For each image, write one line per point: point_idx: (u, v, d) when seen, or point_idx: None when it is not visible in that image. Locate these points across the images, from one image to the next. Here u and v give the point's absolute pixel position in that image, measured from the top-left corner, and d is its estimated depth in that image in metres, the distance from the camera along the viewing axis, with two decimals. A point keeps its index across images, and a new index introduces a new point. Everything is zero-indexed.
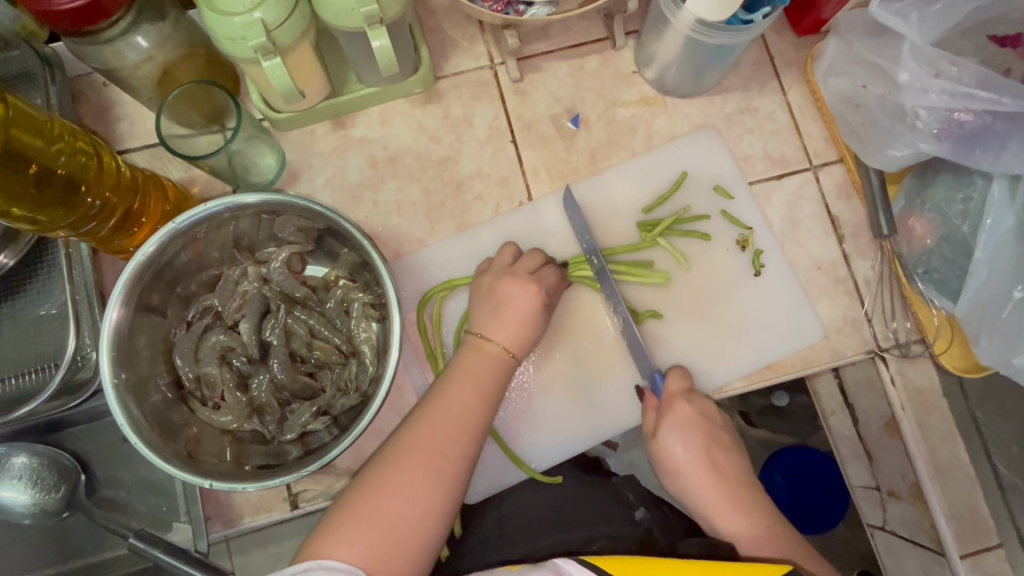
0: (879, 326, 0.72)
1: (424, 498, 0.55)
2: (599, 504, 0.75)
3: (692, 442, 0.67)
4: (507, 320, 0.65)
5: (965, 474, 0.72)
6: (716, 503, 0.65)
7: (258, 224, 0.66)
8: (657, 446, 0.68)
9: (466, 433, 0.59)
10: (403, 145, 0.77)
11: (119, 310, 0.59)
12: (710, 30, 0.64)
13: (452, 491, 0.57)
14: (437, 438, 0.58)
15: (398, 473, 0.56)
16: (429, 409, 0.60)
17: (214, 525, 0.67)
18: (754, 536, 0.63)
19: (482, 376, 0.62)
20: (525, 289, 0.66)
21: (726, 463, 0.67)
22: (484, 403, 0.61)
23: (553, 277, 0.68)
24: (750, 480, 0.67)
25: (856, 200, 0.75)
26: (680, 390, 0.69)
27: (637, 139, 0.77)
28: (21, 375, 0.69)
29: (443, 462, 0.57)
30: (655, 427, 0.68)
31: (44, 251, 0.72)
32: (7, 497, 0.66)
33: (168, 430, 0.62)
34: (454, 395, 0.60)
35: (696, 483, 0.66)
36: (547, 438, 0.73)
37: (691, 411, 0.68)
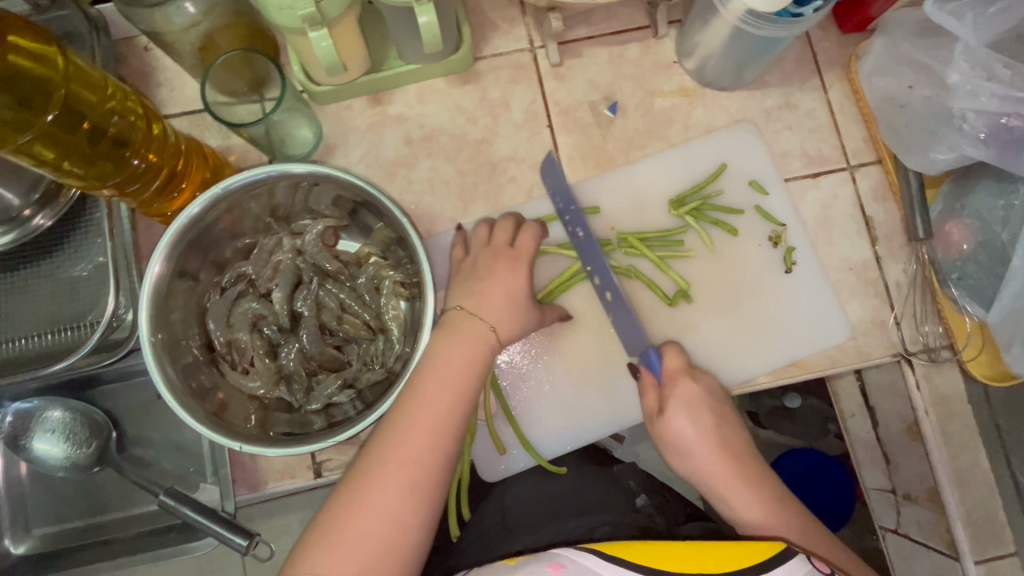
0: (908, 329, 0.72)
1: (397, 511, 0.53)
2: (597, 492, 0.74)
3: (698, 419, 0.65)
4: (492, 300, 0.63)
5: (984, 480, 0.73)
6: (725, 480, 0.63)
7: (295, 195, 0.67)
8: (664, 423, 0.66)
9: (439, 438, 0.55)
10: (439, 125, 0.77)
11: (160, 268, 0.60)
12: (759, 20, 0.63)
13: (430, 499, 0.54)
14: (407, 447, 0.54)
15: (369, 488, 0.53)
16: (403, 415, 0.56)
17: (240, 488, 0.68)
18: (767, 515, 0.61)
19: (456, 372, 0.58)
20: (507, 279, 0.64)
21: (730, 437, 0.65)
22: (459, 403, 0.57)
23: (532, 238, 0.67)
24: (756, 456, 0.65)
25: (892, 203, 0.75)
26: (679, 366, 0.68)
27: (674, 130, 0.77)
28: (57, 333, 0.71)
29: (417, 470, 0.54)
30: (659, 406, 0.67)
31: (83, 211, 0.73)
32: (41, 449, 0.68)
33: (198, 390, 0.63)
34: (427, 399, 0.57)
35: (702, 461, 0.64)
36: (555, 426, 0.73)
37: (695, 387, 0.66)
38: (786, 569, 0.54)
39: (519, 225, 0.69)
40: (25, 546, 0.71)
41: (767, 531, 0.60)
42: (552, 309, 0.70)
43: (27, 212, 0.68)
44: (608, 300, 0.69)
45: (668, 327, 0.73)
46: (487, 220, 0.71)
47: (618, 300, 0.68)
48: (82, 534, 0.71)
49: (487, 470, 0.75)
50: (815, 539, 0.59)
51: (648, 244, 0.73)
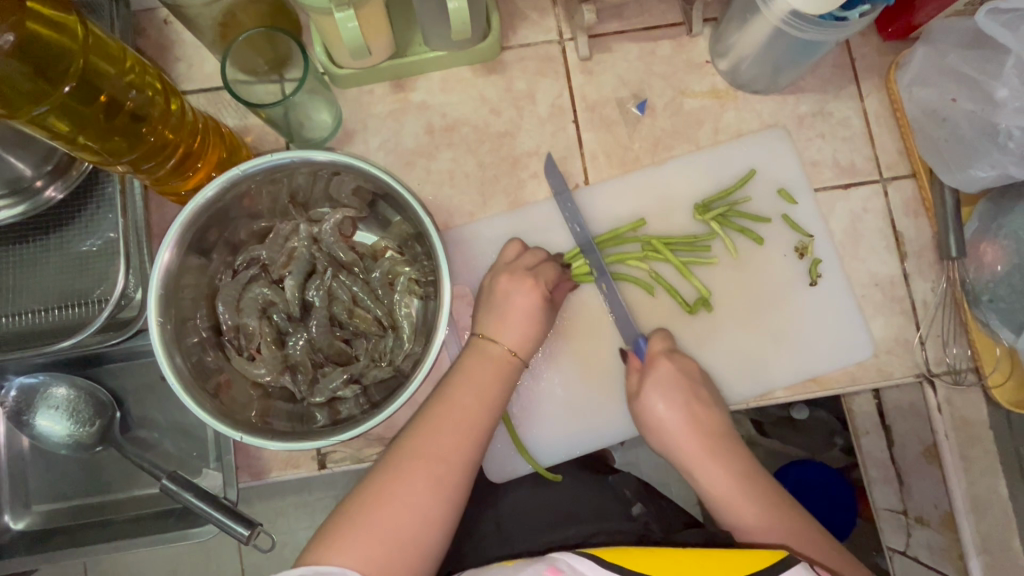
0: (933, 350, 0.70)
1: (424, 507, 0.54)
2: (593, 499, 0.73)
3: (671, 397, 0.65)
4: (511, 320, 0.64)
5: (1001, 507, 0.71)
6: (696, 456, 0.64)
7: (315, 183, 0.66)
8: (639, 404, 0.66)
9: (467, 439, 0.58)
10: (461, 115, 0.75)
11: (174, 243, 0.59)
12: (802, 23, 0.60)
13: (454, 499, 0.56)
14: (436, 447, 0.57)
15: (397, 481, 0.55)
16: (432, 415, 0.59)
17: (243, 476, 0.67)
18: (734, 487, 0.62)
19: (484, 379, 0.61)
20: (525, 287, 0.65)
21: (706, 416, 0.65)
22: (487, 409, 0.60)
23: (551, 268, 0.67)
24: (732, 433, 0.66)
25: (925, 218, 0.72)
26: (662, 349, 0.68)
27: (703, 133, 0.75)
28: (64, 308, 0.69)
29: (445, 468, 0.56)
30: (638, 387, 0.67)
31: (94, 186, 0.71)
32: (44, 426, 0.67)
33: (202, 373, 0.62)
34: (456, 403, 0.59)
35: (677, 439, 0.65)
36: (555, 432, 0.72)
37: (672, 368, 0.66)
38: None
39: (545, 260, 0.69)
40: (25, 522, 0.71)
41: (734, 504, 0.61)
42: (562, 285, 0.69)
43: (38, 184, 0.67)
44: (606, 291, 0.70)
45: (687, 335, 0.71)
46: (518, 240, 0.70)
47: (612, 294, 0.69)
48: (83, 512, 0.70)
49: (498, 471, 0.73)
50: (785, 517, 0.60)
51: (672, 248, 0.71)
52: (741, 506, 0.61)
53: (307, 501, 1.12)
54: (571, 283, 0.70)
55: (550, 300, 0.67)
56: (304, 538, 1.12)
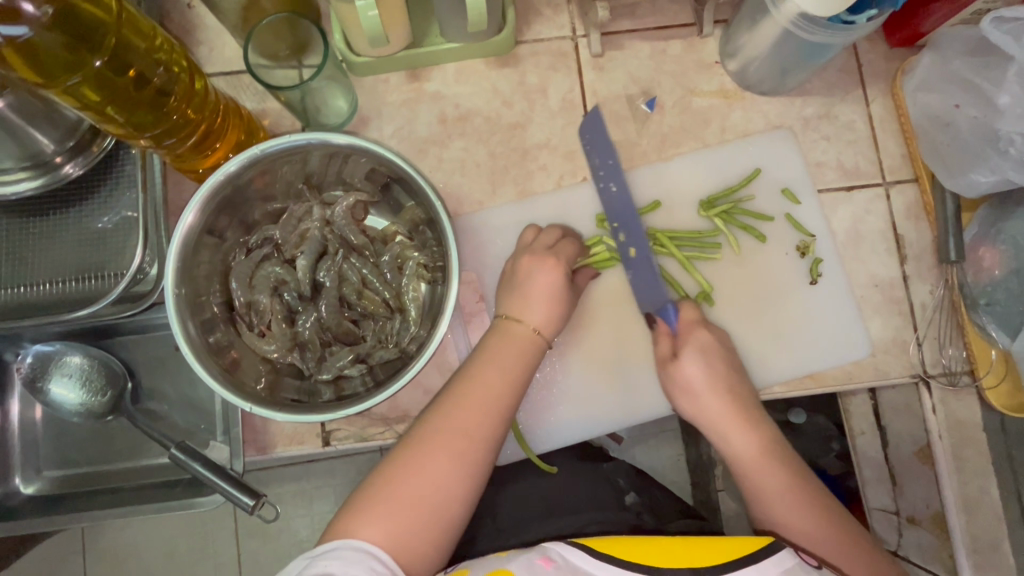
0: (930, 351, 0.71)
1: (445, 481, 0.56)
2: (587, 488, 0.75)
3: (710, 363, 0.67)
4: (533, 297, 0.65)
5: (992, 509, 0.73)
6: (725, 420, 0.66)
7: (330, 165, 0.67)
8: (674, 367, 0.67)
9: (489, 416, 0.59)
10: (474, 106, 0.77)
11: (194, 215, 0.61)
12: (811, 25, 0.62)
13: (476, 475, 0.57)
14: (460, 425, 0.58)
15: (421, 455, 0.56)
16: (456, 393, 0.59)
17: (249, 449, 0.69)
18: (758, 455, 0.64)
19: (508, 357, 0.62)
20: (546, 267, 0.66)
21: (736, 384, 0.67)
22: (510, 387, 0.60)
23: (569, 247, 0.69)
24: (758, 404, 0.68)
25: (925, 222, 0.74)
26: (694, 317, 0.69)
27: (710, 131, 0.76)
28: (79, 280, 0.71)
29: (468, 446, 0.57)
30: (673, 351, 0.68)
31: (115, 163, 0.73)
32: (58, 393, 0.69)
33: (214, 346, 0.63)
34: (481, 381, 0.60)
35: (710, 403, 0.66)
36: (564, 415, 0.73)
37: (709, 335, 0.68)
38: (776, 560, 0.54)
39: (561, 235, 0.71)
40: (34, 486, 0.73)
41: (756, 471, 0.63)
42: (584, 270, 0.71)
43: (57, 159, 0.69)
44: (631, 257, 0.70)
45: None
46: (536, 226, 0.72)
47: (642, 257, 0.69)
48: (90, 480, 0.72)
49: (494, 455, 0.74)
50: (799, 488, 0.62)
51: (677, 243, 0.72)
52: (763, 474, 0.63)
53: (306, 488, 1.14)
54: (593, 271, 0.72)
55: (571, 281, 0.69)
56: (301, 524, 1.14)
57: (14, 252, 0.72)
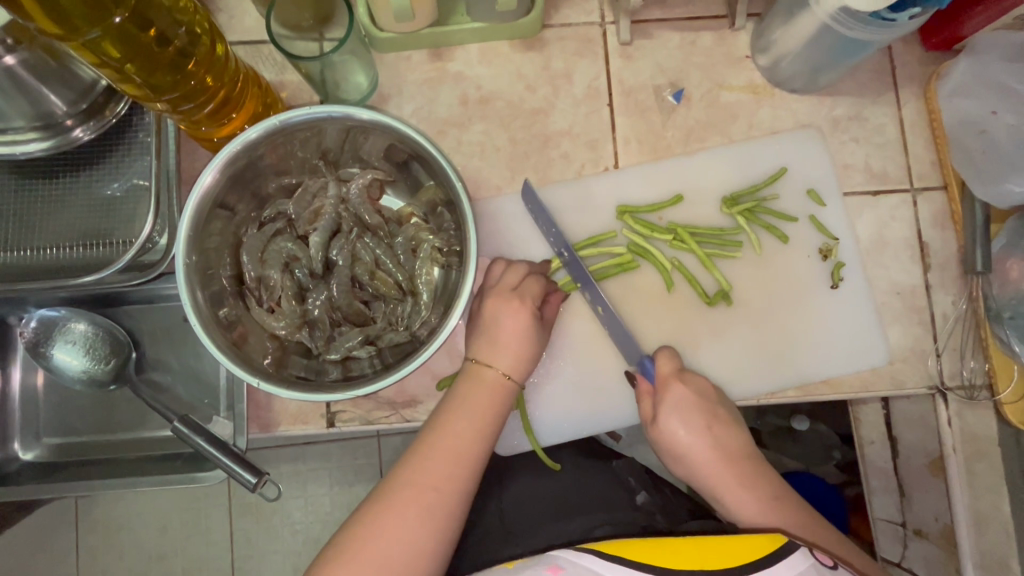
0: (950, 362, 0.70)
1: (413, 538, 0.54)
2: (598, 488, 0.75)
3: (690, 423, 0.64)
4: (502, 344, 0.63)
5: (1001, 524, 0.72)
6: (720, 480, 0.62)
7: (347, 141, 0.66)
8: (659, 432, 0.64)
9: (460, 466, 0.58)
10: (497, 88, 0.75)
11: (212, 177, 0.60)
12: (852, 21, 0.60)
13: (446, 528, 0.56)
14: (429, 476, 0.57)
15: (387, 510, 0.55)
16: (426, 442, 0.59)
17: (251, 426, 0.68)
18: (766, 516, 0.60)
19: (478, 407, 0.60)
20: (513, 308, 0.63)
21: (724, 436, 0.64)
22: (479, 437, 0.59)
23: (537, 286, 0.65)
24: (751, 447, 0.65)
25: (952, 231, 0.72)
26: (671, 370, 0.66)
27: (737, 127, 0.75)
28: (86, 246, 0.70)
29: (437, 498, 0.56)
30: (654, 412, 0.66)
31: (128, 129, 0.72)
32: (61, 359, 0.68)
33: (222, 320, 0.62)
34: (452, 430, 0.59)
35: (701, 465, 0.63)
36: (561, 413, 0.72)
37: (686, 391, 0.65)
38: (789, 563, 0.53)
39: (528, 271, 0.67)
40: (33, 453, 0.72)
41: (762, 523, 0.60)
42: (552, 298, 0.68)
43: (68, 122, 0.67)
44: (602, 314, 0.69)
45: (703, 324, 0.71)
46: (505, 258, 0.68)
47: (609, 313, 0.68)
48: (90, 449, 0.71)
49: (503, 444, 0.72)
50: (807, 532, 0.59)
51: (698, 239, 0.71)
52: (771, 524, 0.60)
53: (301, 470, 1.14)
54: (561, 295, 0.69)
55: (542, 317, 0.66)
56: (295, 507, 1.14)
57: (21, 215, 0.70)
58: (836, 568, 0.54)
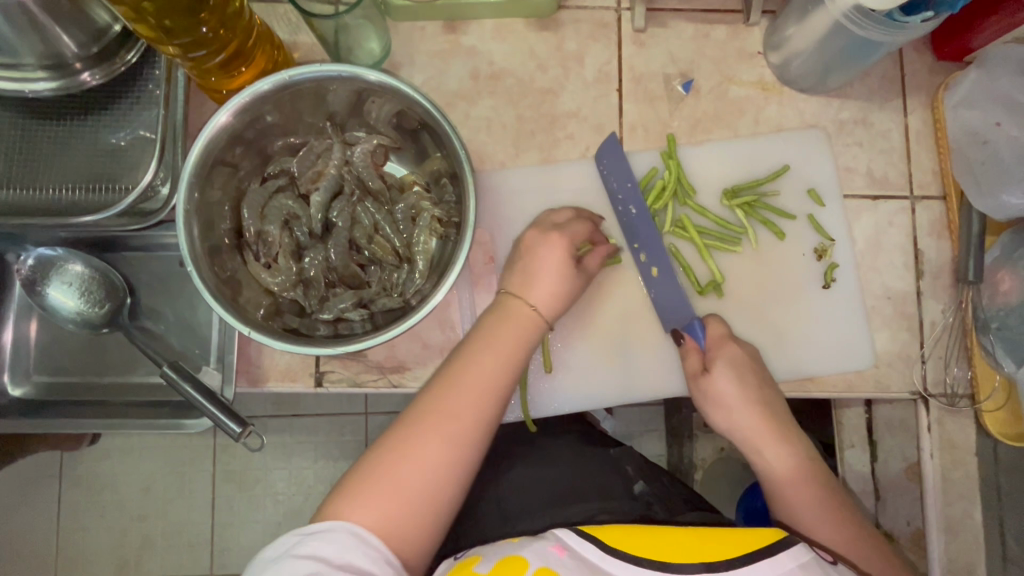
0: (934, 370, 0.71)
1: (437, 466, 0.54)
2: (595, 476, 0.74)
3: (744, 380, 0.65)
4: (535, 279, 0.63)
5: (969, 532, 0.74)
6: (763, 439, 0.63)
7: (354, 103, 0.66)
8: (708, 381, 0.65)
9: (484, 397, 0.57)
10: (508, 65, 0.75)
11: (225, 119, 0.60)
12: (865, 20, 0.61)
13: (470, 456, 0.56)
14: (454, 406, 0.56)
15: (412, 437, 0.54)
16: (450, 373, 0.58)
17: (240, 380, 0.69)
18: (794, 475, 0.62)
19: (505, 342, 0.60)
20: (551, 245, 0.64)
21: (772, 402, 0.65)
22: (505, 371, 0.59)
23: (581, 227, 0.66)
24: (793, 421, 0.66)
25: (947, 241, 0.73)
26: (722, 333, 0.67)
27: (743, 122, 0.75)
28: (86, 190, 0.70)
29: (461, 428, 0.56)
30: (705, 366, 0.66)
31: (138, 78, 0.72)
32: (56, 299, 0.69)
33: (218, 270, 0.62)
34: (476, 362, 0.58)
35: (746, 418, 0.64)
36: (566, 384, 0.72)
37: (739, 350, 0.66)
38: (792, 554, 0.51)
39: (576, 216, 0.68)
40: (22, 390, 0.72)
41: (790, 490, 0.62)
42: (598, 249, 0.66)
43: (77, 66, 0.66)
44: (653, 275, 0.70)
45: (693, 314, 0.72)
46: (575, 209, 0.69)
47: (665, 274, 0.69)
48: (79, 391, 0.72)
49: None
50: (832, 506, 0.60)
51: (698, 229, 0.72)
52: (796, 497, 0.61)
53: (286, 442, 1.15)
54: (606, 249, 0.67)
55: (579, 259, 0.65)
56: (278, 477, 1.15)
57: (24, 153, 0.70)
58: (836, 565, 0.53)
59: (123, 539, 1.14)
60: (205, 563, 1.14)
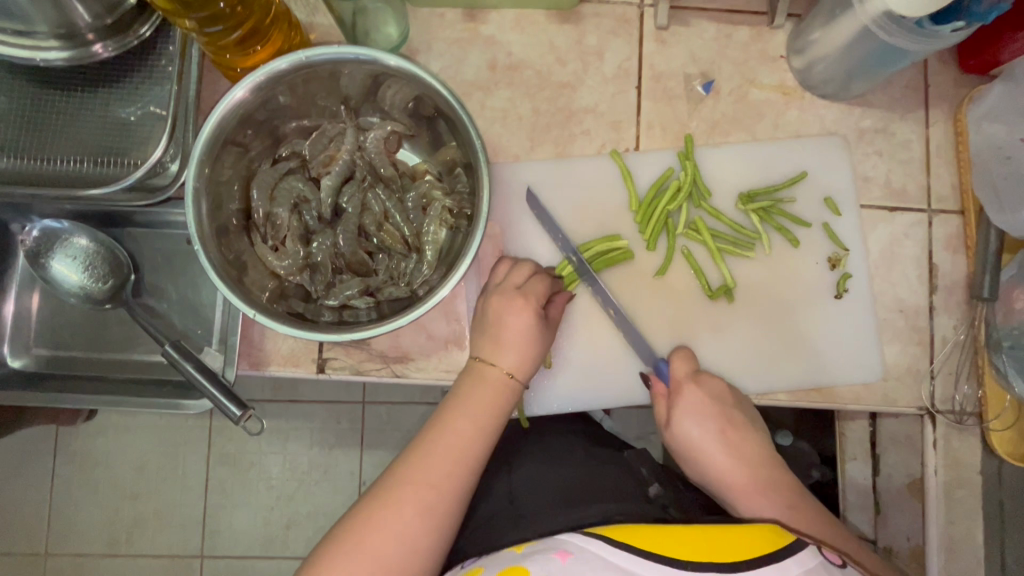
0: (943, 385, 0.70)
1: (414, 535, 0.54)
2: (608, 477, 0.73)
3: (707, 426, 0.64)
4: (504, 343, 0.62)
5: (968, 549, 0.74)
6: (741, 488, 0.62)
7: (369, 87, 0.64)
8: (673, 434, 0.65)
9: (461, 465, 0.57)
10: (527, 57, 0.74)
11: (242, 95, 0.59)
12: (896, 27, 0.60)
13: (445, 525, 0.55)
14: (429, 474, 0.56)
15: (387, 507, 0.54)
16: (426, 441, 0.58)
17: (242, 362, 0.68)
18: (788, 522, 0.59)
19: (480, 405, 0.60)
20: (518, 307, 0.63)
21: (740, 439, 0.64)
22: (481, 437, 0.59)
23: (542, 285, 0.65)
24: (777, 463, 0.64)
25: (962, 256, 0.72)
26: (686, 372, 0.67)
27: (762, 126, 0.74)
28: (94, 163, 0.69)
29: (437, 497, 0.55)
30: (668, 415, 0.66)
31: (151, 52, 0.71)
32: (60, 271, 0.69)
33: (224, 249, 0.61)
34: (452, 429, 0.59)
35: (717, 467, 0.64)
36: (569, 385, 0.71)
37: (700, 394, 0.66)
38: (797, 559, 0.50)
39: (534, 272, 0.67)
40: (22, 361, 0.72)
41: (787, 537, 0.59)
42: (557, 296, 0.67)
43: (89, 36, 0.65)
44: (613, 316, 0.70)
45: (701, 317, 0.71)
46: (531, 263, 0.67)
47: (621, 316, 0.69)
48: (79, 366, 0.71)
49: None
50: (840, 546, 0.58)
51: (711, 233, 0.71)
52: None
53: (283, 427, 1.14)
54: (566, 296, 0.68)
55: (545, 314, 0.65)
56: (272, 463, 1.14)
57: (33, 122, 0.69)
58: (844, 567, 0.52)
59: (114, 516, 1.14)
60: (196, 544, 1.13)
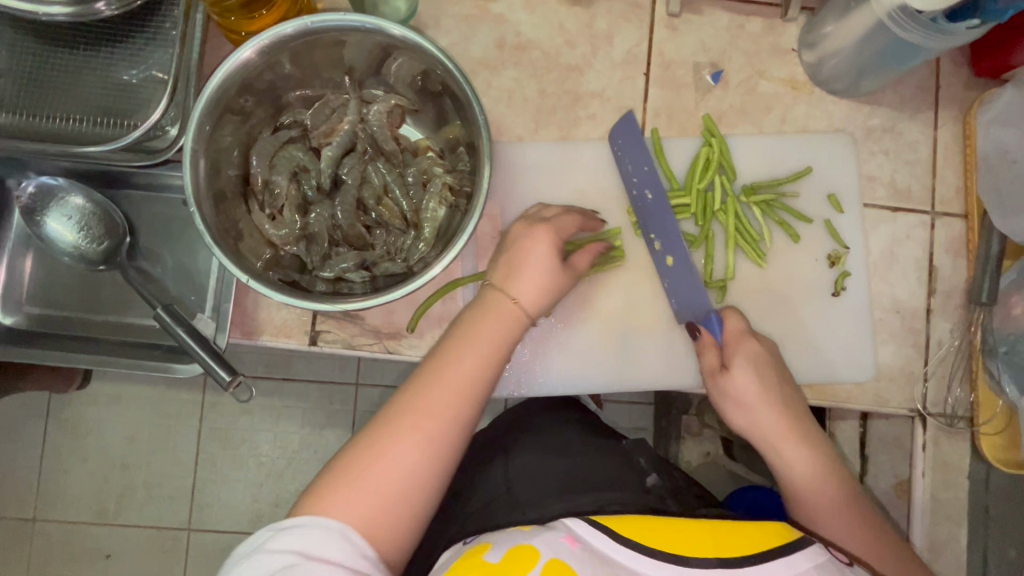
0: (937, 389, 0.70)
1: (416, 463, 0.52)
2: (605, 467, 0.73)
3: (763, 376, 0.64)
4: (523, 274, 0.60)
5: (949, 551, 0.75)
6: (782, 436, 0.62)
7: (375, 57, 0.64)
8: (727, 379, 0.64)
9: (464, 397, 0.55)
10: (536, 38, 0.73)
11: (247, 56, 0.58)
12: (910, 22, 0.59)
13: (448, 457, 0.53)
14: (433, 403, 0.54)
15: (392, 434, 0.52)
16: (430, 369, 0.56)
17: (233, 330, 0.67)
18: (815, 476, 0.61)
19: (487, 338, 0.57)
20: (541, 237, 0.62)
21: (792, 400, 0.64)
22: (486, 371, 0.56)
23: (570, 222, 0.65)
24: (814, 420, 0.64)
25: (963, 260, 0.72)
26: (740, 329, 0.65)
27: (769, 119, 0.73)
28: (92, 122, 0.69)
29: (439, 427, 0.53)
30: (721, 363, 0.65)
31: (155, 14, 0.70)
32: (55, 230, 0.68)
33: (220, 214, 0.61)
34: (457, 360, 0.56)
35: (765, 416, 0.63)
36: (562, 365, 0.71)
37: (757, 347, 0.64)
38: (807, 554, 0.51)
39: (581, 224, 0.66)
40: (12, 319, 0.71)
41: (808, 489, 0.61)
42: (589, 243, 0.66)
43: None
44: (668, 264, 0.69)
45: None
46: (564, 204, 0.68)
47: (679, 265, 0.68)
48: (70, 326, 0.71)
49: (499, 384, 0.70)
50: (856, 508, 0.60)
51: (738, 215, 0.70)
52: (811, 495, 0.60)
53: (275, 404, 1.14)
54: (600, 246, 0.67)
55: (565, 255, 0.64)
56: (264, 439, 1.14)
57: (31, 78, 0.69)
58: (852, 566, 0.53)
59: (103, 486, 1.14)
60: (183, 517, 1.14)
